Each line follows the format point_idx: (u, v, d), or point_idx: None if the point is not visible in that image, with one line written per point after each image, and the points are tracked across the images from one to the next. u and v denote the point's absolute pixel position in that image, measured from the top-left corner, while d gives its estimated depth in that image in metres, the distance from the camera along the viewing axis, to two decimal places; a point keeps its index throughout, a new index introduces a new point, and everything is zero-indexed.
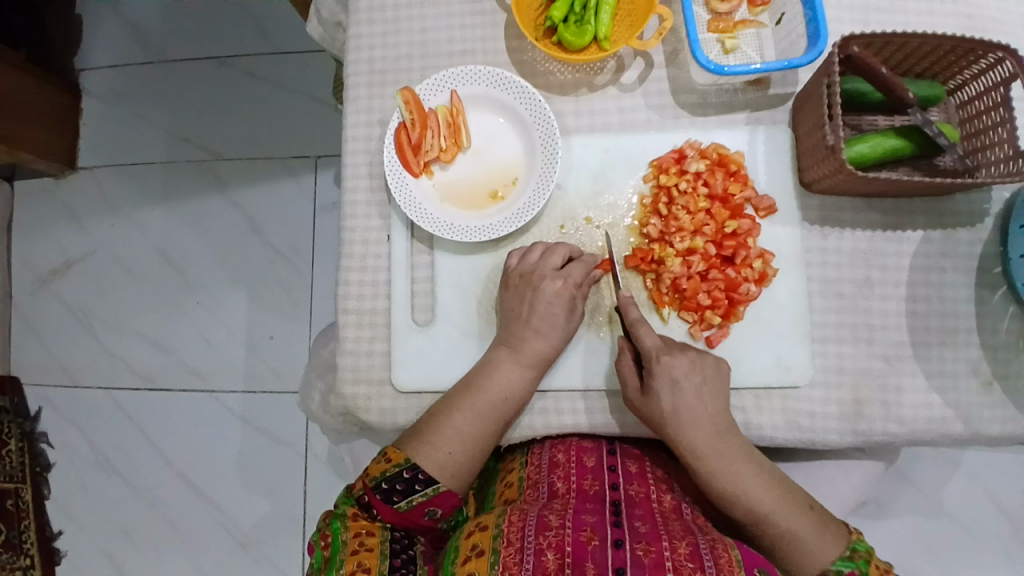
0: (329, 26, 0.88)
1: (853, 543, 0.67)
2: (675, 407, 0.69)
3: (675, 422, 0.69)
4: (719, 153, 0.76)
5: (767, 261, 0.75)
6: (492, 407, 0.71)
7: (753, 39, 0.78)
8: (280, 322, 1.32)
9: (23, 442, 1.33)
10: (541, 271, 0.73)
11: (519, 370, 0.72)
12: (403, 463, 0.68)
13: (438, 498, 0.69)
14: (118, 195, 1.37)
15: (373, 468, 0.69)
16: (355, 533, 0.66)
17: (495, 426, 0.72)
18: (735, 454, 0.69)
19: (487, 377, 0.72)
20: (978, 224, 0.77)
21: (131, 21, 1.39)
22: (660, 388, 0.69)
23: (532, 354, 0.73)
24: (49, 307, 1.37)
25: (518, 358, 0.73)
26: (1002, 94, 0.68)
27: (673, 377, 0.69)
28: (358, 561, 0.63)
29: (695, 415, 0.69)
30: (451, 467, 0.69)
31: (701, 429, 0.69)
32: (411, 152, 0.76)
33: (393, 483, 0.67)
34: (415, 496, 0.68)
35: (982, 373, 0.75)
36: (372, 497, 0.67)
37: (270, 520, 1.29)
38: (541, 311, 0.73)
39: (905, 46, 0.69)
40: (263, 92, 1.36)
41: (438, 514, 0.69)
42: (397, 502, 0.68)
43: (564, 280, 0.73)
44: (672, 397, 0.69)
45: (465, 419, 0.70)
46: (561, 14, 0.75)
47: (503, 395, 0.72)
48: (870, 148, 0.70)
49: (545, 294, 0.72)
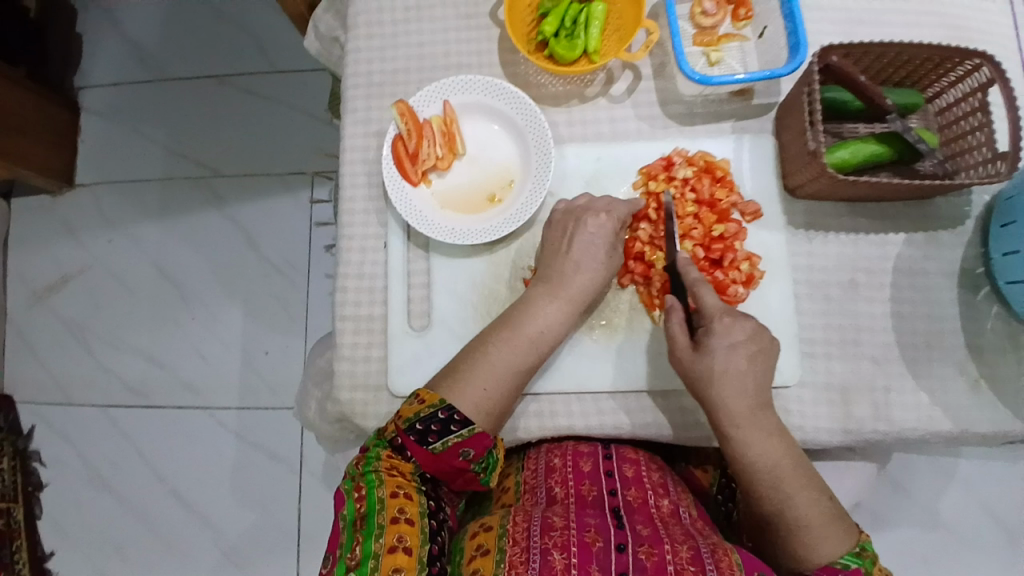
0: (326, 41, 0.91)
1: (863, 543, 0.66)
2: (724, 369, 0.68)
3: (722, 383, 0.68)
4: (705, 160, 0.78)
5: (754, 263, 0.77)
6: (532, 341, 0.72)
7: (737, 53, 0.80)
8: (276, 337, 1.33)
9: (16, 460, 1.32)
10: (584, 209, 0.76)
11: (560, 307, 0.73)
12: (437, 403, 0.66)
13: (472, 439, 0.66)
14: (114, 212, 1.39)
15: (406, 410, 0.67)
16: (392, 494, 0.63)
17: (533, 362, 0.72)
18: (773, 430, 0.68)
19: (524, 311, 0.73)
20: (959, 227, 0.79)
21: (130, 42, 1.42)
22: (715, 348, 0.69)
23: (570, 287, 0.74)
24: (44, 323, 1.37)
25: (555, 291, 0.74)
26: (980, 99, 0.72)
27: (729, 342, 0.69)
28: (398, 535, 0.60)
29: (743, 381, 0.68)
30: (484, 407, 0.68)
31: (745, 395, 0.68)
32: (408, 161, 0.78)
33: (428, 424, 0.65)
34: (451, 436, 0.66)
35: (968, 373, 0.77)
36: (404, 439, 0.66)
37: (264, 537, 1.28)
38: (580, 243, 0.74)
39: (884, 55, 0.72)
40: (260, 111, 1.38)
41: (471, 454, 0.66)
42: (431, 443, 0.65)
43: (606, 216, 0.75)
44: (726, 361, 0.68)
45: (499, 354, 0.70)
46: (552, 28, 0.77)
47: (541, 332, 0.72)
48: (852, 154, 0.72)
49: (588, 225, 0.75)
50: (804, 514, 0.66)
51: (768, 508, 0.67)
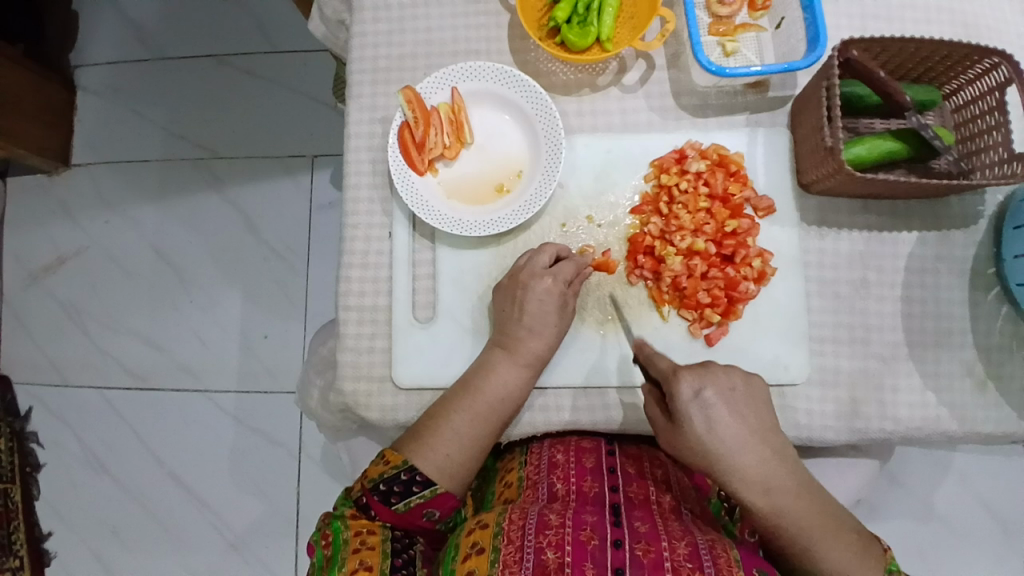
0: (331, 24, 0.89)
1: None
2: (705, 429, 0.62)
3: (714, 446, 0.62)
4: (719, 153, 0.77)
5: (766, 260, 0.75)
6: (488, 409, 0.71)
7: (753, 43, 0.79)
8: (274, 322, 1.32)
9: (13, 440, 1.32)
10: (530, 270, 0.74)
11: (516, 370, 0.72)
12: (400, 464, 0.68)
13: (437, 500, 0.69)
14: (112, 193, 1.37)
15: (372, 470, 0.69)
16: (356, 532, 0.66)
17: (489, 426, 0.71)
18: (784, 485, 0.63)
19: (484, 378, 0.72)
20: (972, 226, 0.78)
21: (128, 18, 1.39)
22: (693, 415, 0.63)
23: (527, 354, 0.72)
24: (40, 304, 1.36)
25: (514, 359, 0.72)
26: (997, 99, 0.70)
27: (705, 399, 0.63)
28: (360, 559, 0.64)
29: (739, 443, 0.62)
30: (449, 468, 0.69)
31: (744, 458, 0.62)
32: (416, 150, 0.76)
33: (391, 484, 0.68)
34: (413, 497, 0.68)
35: (976, 373, 0.77)
36: (370, 499, 0.68)
37: (260, 523, 1.28)
38: (532, 312, 0.73)
39: (903, 51, 0.71)
40: (261, 92, 1.36)
41: (436, 515, 0.69)
42: (395, 503, 0.68)
43: (554, 277, 0.73)
44: (709, 423, 0.63)
45: (458, 418, 0.70)
46: (564, 14, 0.75)
47: (499, 396, 0.72)
48: (867, 151, 0.71)
49: (536, 290, 0.73)
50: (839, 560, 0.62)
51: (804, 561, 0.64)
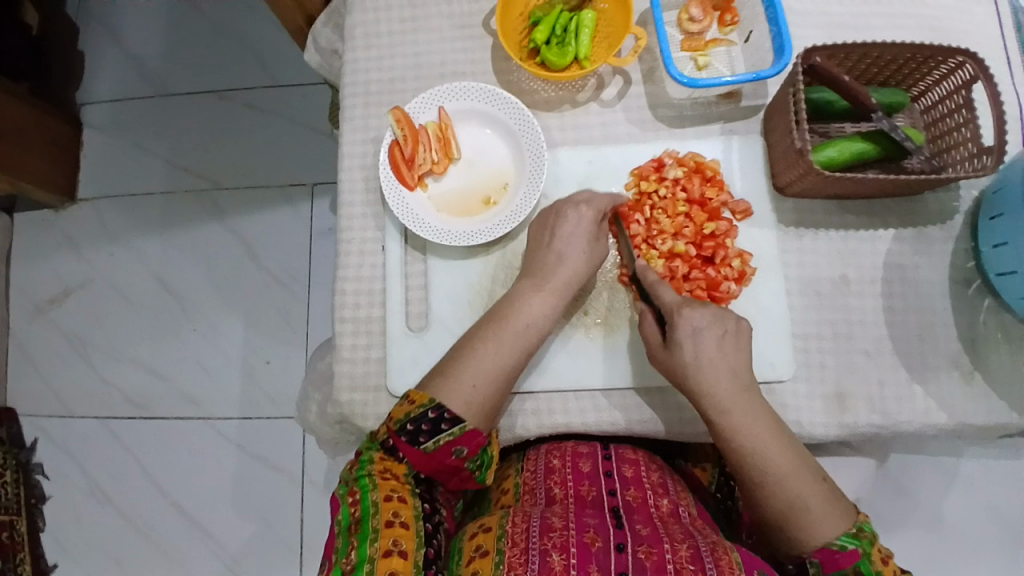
0: (325, 53, 0.94)
1: (860, 523, 0.65)
2: (698, 359, 0.69)
3: (698, 370, 0.69)
4: (695, 161, 0.80)
5: (745, 259, 0.78)
6: (517, 337, 0.72)
7: (724, 56, 0.82)
8: (276, 348, 1.34)
9: (19, 472, 1.33)
10: (563, 204, 0.78)
11: (544, 299, 0.74)
12: (427, 403, 0.68)
13: (465, 438, 0.67)
14: (117, 226, 1.41)
15: (397, 412, 0.69)
16: (387, 497, 0.65)
17: (518, 357, 0.72)
18: (756, 411, 0.68)
19: (512, 307, 0.74)
20: (948, 222, 0.81)
21: (133, 60, 1.45)
22: (682, 339, 0.70)
23: (556, 280, 0.75)
24: (46, 337, 1.39)
25: (539, 287, 0.75)
26: (964, 96, 0.74)
27: (695, 328, 0.70)
28: (394, 538, 0.62)
29: (720, 367, 0.69)
30: (475, 401, 0.69)
31: (722, 380, 0.69)
32: (405, 166, 0.80)
33: (418, 424, 0.67)
34: (441, 436, 0.67)
35: (961, 365, 0.78)
36: (397, 440, 0.67)
37: (265, 549, 1.28)
38: (562, 241, 0.76)
39: (867, 56, 0.74)
40: (261, 125, 1.40)
41: (464, 453, 0.67)
42: (423, 443, 0.67)
43: (586, 207, 0.77)
44: (697, 350, 0.69)
45: (487, 346, 0.71)
46: (543, 36, 0.80)
47: (527, 325, 0.73)
48: (838, 152, 0.74)
49: (568, 219, 0.76)
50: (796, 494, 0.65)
51: (764, 491, 0.67)
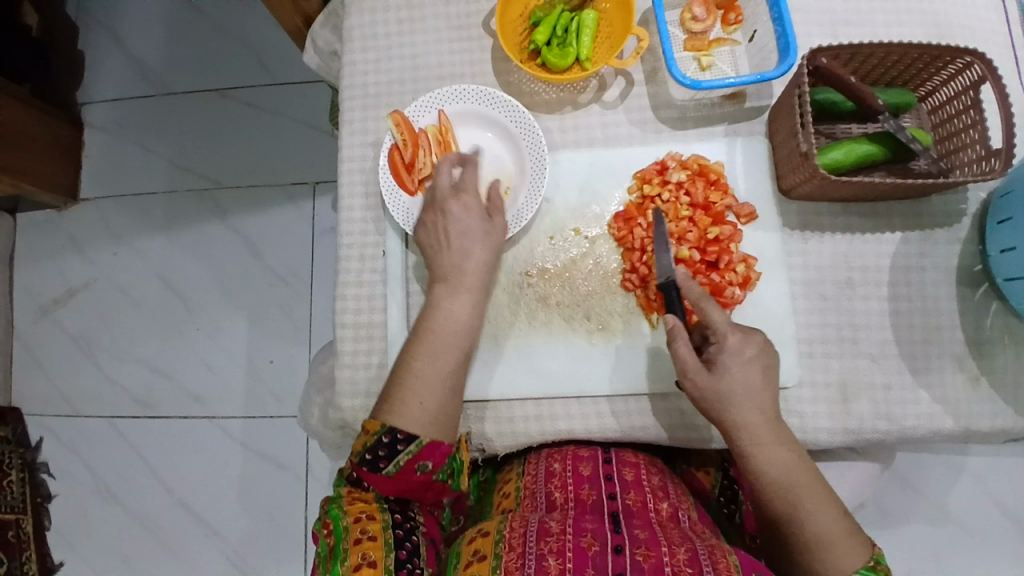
0: (324, 54, 0.93)
1: (877, 556, 0.65)
2: (741, 385, 0.67)
3: (739, 399, 0.67)
4: (699, 163, 0.79)
5: (750, 264, 0.77)
6: (446, 341, 0.72)
7: (728, 56, 0.81)
8: (278, 347, 1.34)
9: (24, 471, 1.34)
10: (444, 196, 0.76)
11: (462, 297, 0.74)
12: (379, 429, 0.67)
13: (426, 451, 0.67)
14: (120, 225, 1.40)
15: (357, 443, 0.69)
16: (355, 519, 0.66)
17: (456, 357, 0.72)
18: (788, 443, 0.68)
19: (431, 317, 0.73)
20: (955, 224, 0.80)
21: (133, 59, 1.44)
22: (729, 365, 0.68)
23: (468, 277, 0.75)
24: (51, 336, 1.39)
25: (454, 287, 0.74)
26: (972, 97, 0.72)
27: (743, 356, 0.68)
28: (363, 553, 0.64)
29: (760, 396, 0.68)
30: (428, 413, 0.68)
31: (758, 410, 0.67)
32: (405, 170, 0.79)
33: (376, 451, 0.67)
34: (401, 456, 0.67)
35: (968, 368, 0.77)
36: (360, 471, 0.68)
37: (270, 547, 1.29)
38: (459, 235, 0.75)
39: (873, 56, 0.73)
40: (261, 123, 1.40)
41: (429, 467, 0.68)
42: (384, 468, 0.67)
43: (464, 193, 0.76)
44: (742, 376, 0.67)
45: (422, 359, 0.71)
46: (544, 37, 0.79)
47: (452, 325, 0.73)
48: (844, 155, 0.73)
49: (456, 214, 0.75)
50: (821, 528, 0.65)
51: (789, 522, 0.66)
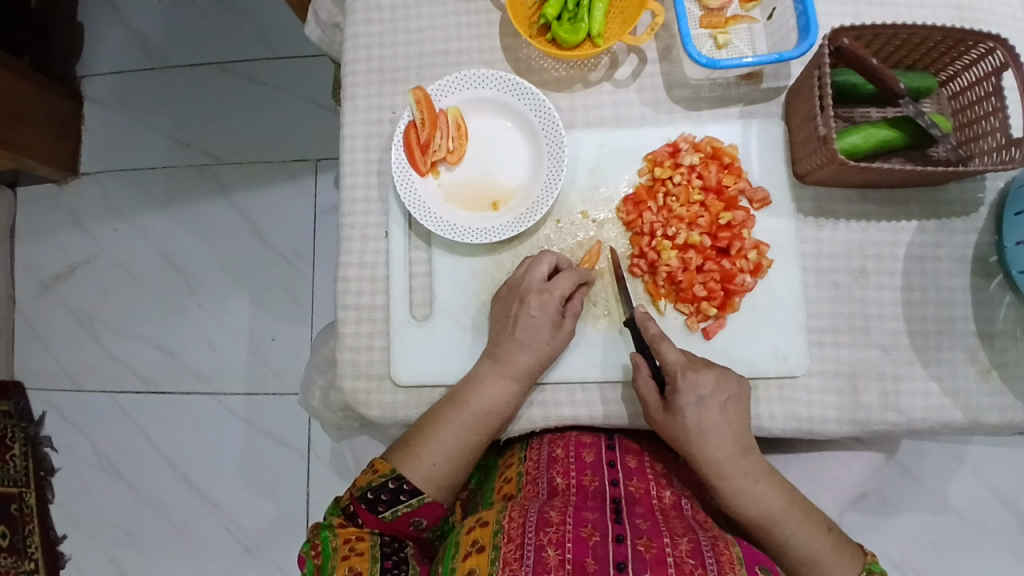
0: (327, 27, 0.90)
1: (869, 565, 0.69)
2: (699, 425, 0.69)
3: (700, 439, 0.69)
4: (713, 146, 0.77)
5: (761, 252, 0.76)
6: (472, 421, 0.72)
7: (745, 34, 0.79)
8: (280, 325, 1.33)
9: (28, 446, 1.34)
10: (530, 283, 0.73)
11: (504, 384, 0.73)
12: (389, 473, 0.69)
13: (423, 509, 0.70)
14: (120, 200, 1.39)
15: (360, 479, 0.71)
16: (345, 540, 0.67)
17: (479, 438, 0.73)
18: (756, 472, 0.69)
19: (470, 390, 0.73)
20: (972, 214, 0.77)
21: (132, 29, 1.41)
22: (684, 406, 0.69)
23: (515, 368, 0.73)
24: (52, 311, 1.38)
25: (501, 370, 0.73)
26: (994, 84, 0.69)
27: (699, 395, 0.69)
28: (349, 565, 0.65)
29: (720, 434, 0.68)
30: (436, 478, 0.70)
31: (721, 445, 0.69)
32: (419, 150, 0.77)
33: (378, 493, 0.69)
34: (400, 506, 0.69)
35: (979, 361, 0.76)
36: (357, 506, 0.69)
37: (270, 525, 1.29)
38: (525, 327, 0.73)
39: (896, 38, 0.70)
40: (263, 98, 1.37)
41: (423, 524, 0.71)
42: (382, 512, 0.69)
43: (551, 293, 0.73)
44: (698, 416, 0.69)
45: (449, 432, 0.71)
46: (554, 12, 0.76)
47: (486, 409, 0.72)
48: (862, 140, 0.71)
49: (531, 308, 0.72)
50: (800, 548, 0.68)
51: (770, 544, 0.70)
